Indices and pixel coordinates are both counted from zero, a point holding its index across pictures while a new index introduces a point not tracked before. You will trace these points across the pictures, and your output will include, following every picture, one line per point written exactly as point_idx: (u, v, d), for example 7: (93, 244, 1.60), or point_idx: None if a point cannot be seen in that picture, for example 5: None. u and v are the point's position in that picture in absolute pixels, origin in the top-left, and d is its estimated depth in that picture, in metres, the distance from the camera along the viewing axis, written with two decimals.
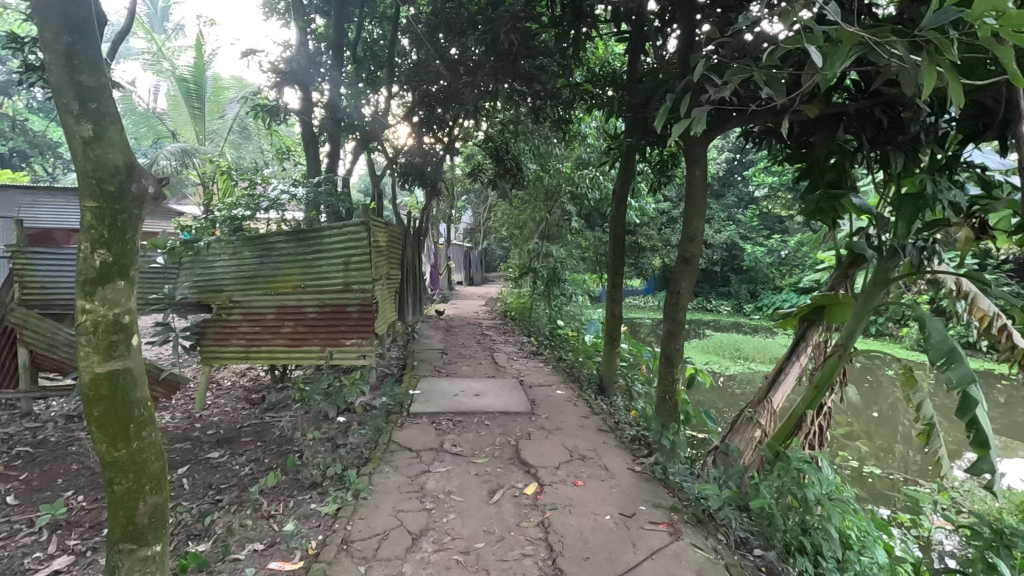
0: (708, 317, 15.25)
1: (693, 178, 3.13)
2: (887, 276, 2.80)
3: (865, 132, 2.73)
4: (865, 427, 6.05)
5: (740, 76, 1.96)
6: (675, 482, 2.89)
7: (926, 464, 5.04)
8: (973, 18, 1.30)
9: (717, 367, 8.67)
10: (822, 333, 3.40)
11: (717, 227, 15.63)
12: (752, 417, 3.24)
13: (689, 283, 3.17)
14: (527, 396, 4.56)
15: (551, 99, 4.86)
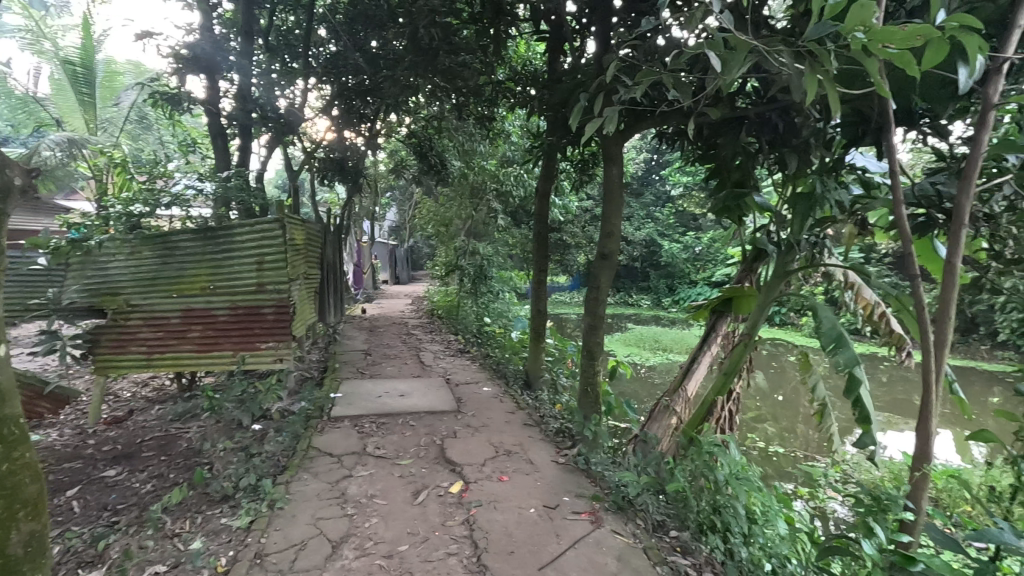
0: (630, 310, 15.87)
1: (610, 177, 3.23)
2: (785, 268, 3.02)
3: (765, 134, 2.97)
4: (770, 409, 6.53)
5: (649, 78, 2.03)
6: (597, 471, 2.99)
7: (822, 441, 5.53)
8: (845, 32, 1.42)
9: (638, 359, 9.04)
10: (730, 323, 3.64)
11: (637, 224, 16.28)
12: (669, 405, 3.40)
13: (608, 278, 3.27)
14: (454, 395, 4.53)
15: (474, 96, 4.84)
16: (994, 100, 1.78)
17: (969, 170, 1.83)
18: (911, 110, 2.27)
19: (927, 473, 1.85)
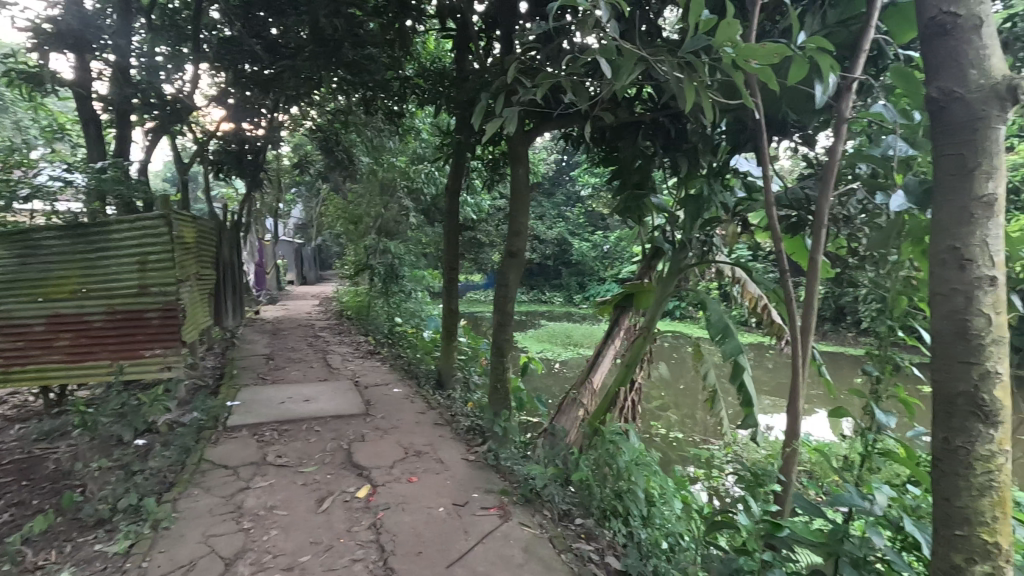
0: (543, 307, 16.24)
1: (517, 177, 3.27)
2: (679, 266, 3.22)
3: (659, 139, 3.14)
4: (671, 398, 6.95)
5: (549, 81, 2.09)
6: (507, 466, 3.04)
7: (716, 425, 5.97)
8: (717, 45, 1.54)
9: (550, 355, 9.28)
10: (632, 317, 3.83)
11: (548, 223, 16.69)
12: (576, 398, 3.56)
13: (516, 276, 3.33)
14: (363, 398, 4.41)
15: (381, 91, 4.73)
16: (847, 114, 2.00)
17: (826, 175, 2.05)
18: (784, 121, 2.51)
19: (797, 448, 2.04)
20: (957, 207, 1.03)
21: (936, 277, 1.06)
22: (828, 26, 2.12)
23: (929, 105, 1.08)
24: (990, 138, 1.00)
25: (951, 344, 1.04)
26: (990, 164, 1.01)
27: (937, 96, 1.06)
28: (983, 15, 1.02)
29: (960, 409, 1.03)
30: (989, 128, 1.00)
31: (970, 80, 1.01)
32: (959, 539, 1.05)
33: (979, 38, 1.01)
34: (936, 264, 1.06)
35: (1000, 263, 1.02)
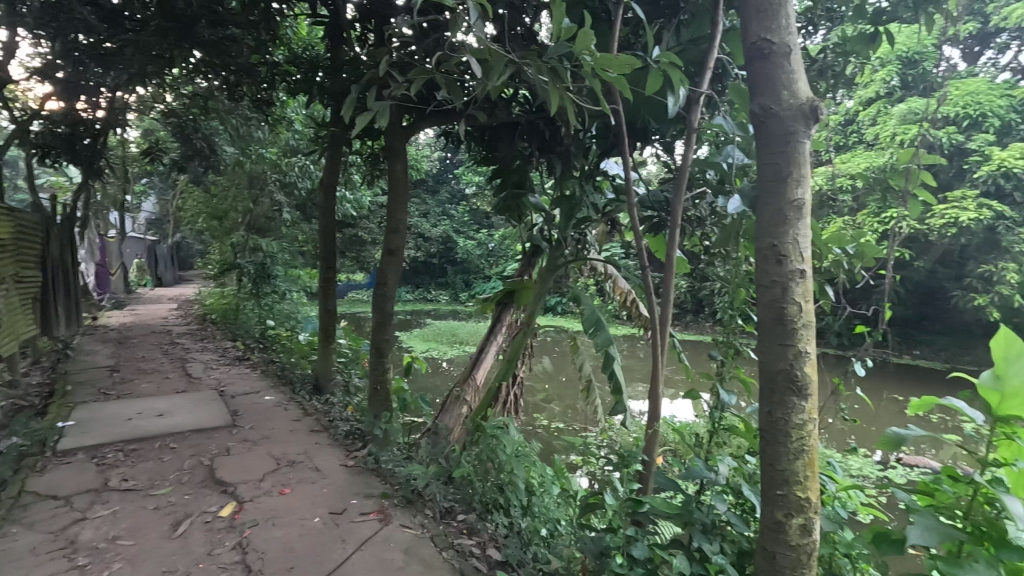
0: (430, 306, 16.09)
1: (394, 173, 3.20)
2: (555, 263, 3.34)
3: (534, 140, 3.25)
4: (553, 390, 7.24)
5: (424, 76, 2.07)
6: (388, 469, 2.96)
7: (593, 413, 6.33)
8: (578, 52, 1.63)
9: (436, 353, 9.23)
10: (513, 313, 3.93)
11: (433, 221, 16.57)
12: (459, 395, 3.63)
13: (395, 274, 3.26)
14: (229, 408, 4.06)
15: (246, 75, 4.36)
16: (695, 124, 2.20)
17: (679, 178, 2.24)
18: (645, 128, 2.72)
19: (657, 428, 2.21)
20: (774, 210, 1.18)
21: (760, 271, 1.21)
22: (682, 43, 2.33)
23: (752, 120, 1.23)
24: (798, 149, 1.16)
25: (772, 329, 1.19)
26: (799, 173, 1.17)
27: (758, 112, 1.20)
28: (792, 43, 1.19)
29: (779, 384, 1.19)
30: (797, 141, 1.16)
31: (783, 99, 1.17)
32: (780, 497, 1.21)
33: (789, 63, 1.17)
34: (759, 259, 1.21)
35: (809, 258, 1.19)
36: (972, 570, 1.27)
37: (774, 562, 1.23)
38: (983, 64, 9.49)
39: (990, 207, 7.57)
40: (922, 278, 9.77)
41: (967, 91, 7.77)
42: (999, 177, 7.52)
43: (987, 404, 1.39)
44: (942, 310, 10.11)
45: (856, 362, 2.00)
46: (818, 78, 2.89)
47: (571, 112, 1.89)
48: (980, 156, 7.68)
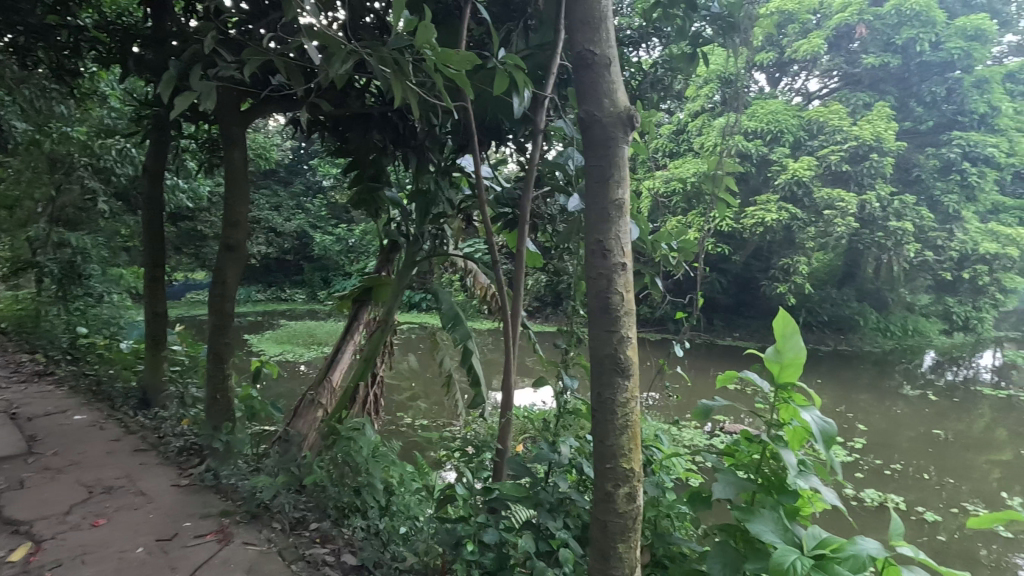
0: (284, 305, 15.00)
1: (231, 160, 2.92)
2: (413, 258, 3.28)
3: (387, 133, 3.17)
4: (418, 388, 7.17)
5: (258, 57, 1.92)
6: (229, 484, 2.71)
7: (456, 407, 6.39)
8: (421, 45, 1.62)
9: (291, 356, 8.63)
10: (371, 311, 3.83)
11: (286, 214, 15.45)
12: (314, 399, 3.44)
13: (235, 272, 2.99)
14: (24, 433, 3.42)
15: (40, 39, 3.67)
16: (541, 125, 2.32)
17: (528, 175, 2.34)
18: (498, 125, 2.78)
19: (510, 417, 2.30)
20: (601, 208, 1.29)
21: (589, 264, 1.31)
22: (531, 47, 2.41)
23: (580, 125, 1.32)
24: (618, 153, 1.28)
25: (600, 317, 1.30)
26: (620, 175, 1.29)
27: (585, 117, 1.30)
28: (610, 55, 1.31)
29: (607, 366, 1.31)
30: (617, 146, 1.28)
31: (605, 107, 1.28)
32: (610, 470, 1.33)
33: (609, 73, 1.29)
34: (590, 253, 1.31)
35: (628, 253, 1.32)
36: (762, 515, 1.50)
37: (606, 530, 1.35)
38: (780, 89, 11.24)
39: (787, 210, 8.99)
40: (739, 270, 11.31)
41: (769, 111, 9.24)
42: (793, 184, 8.95)
43: (772, 374, 1.65)
44: (754, 297, 11.79)
45: (678, 345, 2.25)
46: (652, 91, 3.29)
47: (416, 106, 1.88)
48: (779, 166, 9.08)
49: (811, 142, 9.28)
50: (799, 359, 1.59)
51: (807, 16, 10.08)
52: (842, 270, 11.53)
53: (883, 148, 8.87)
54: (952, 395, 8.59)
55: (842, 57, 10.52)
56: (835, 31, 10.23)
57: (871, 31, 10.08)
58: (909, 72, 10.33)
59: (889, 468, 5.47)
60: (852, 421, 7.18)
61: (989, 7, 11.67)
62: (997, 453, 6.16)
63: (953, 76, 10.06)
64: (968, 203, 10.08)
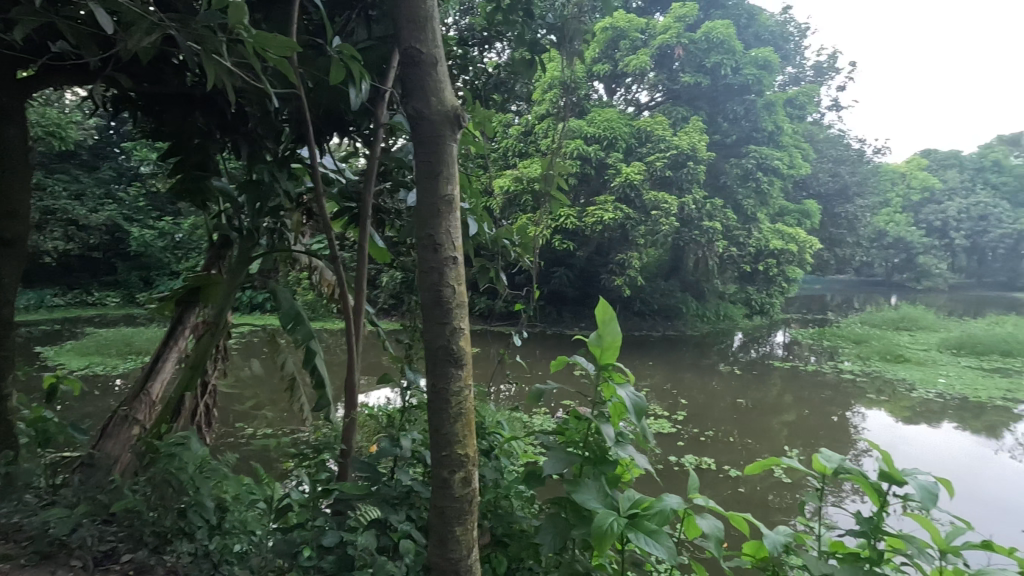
0: (91, 311, 12.85)
1: (5, 139, 2.42)
2: (248, 255, 2.99)
3: (211, 118, 2.82)
4: (259, 395, 6.64)
5: (35, 20, 1.64)
6: (9, 523, 2.25)
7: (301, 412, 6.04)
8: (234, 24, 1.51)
9: (100, 369, 7.44)
10: (199, 314, 3.46)
11: (91, 204, 13.20)
12: (128, 415, 3.01)
13: (15, 271, 2.50)
14: None
15: None
16: (383, 119, 2.29)
17: (369, 168, 2.28)
18: (341, 117, 2.63)
19: (354, 417, 2.24)
20: (431, 203, 1.32)
21: (421, 258, 1.34)
22: (372, 38, 2.33)
23: (408, 121, 1.34)
24: (446, 151, 1.33)
25: (432, 311, 1.34)
26: (447, 172, 1.33)
27: (413, 113, 1.32)
28: (437, 54, 1.35)
29: (440, 357, 1.35)
30: (444, 143, 1.32)
31: (431, 105, 1.31)
32: (446, 457, 1.37)
33: (435, 72, 1.33)
34: (422, 247, 1.34)
35: (459, 247, 1.36)
36: (585, 485, 1.66)
37: (443, 516, 1.39)
38: (616, 100, 12.34)
39: (622, 210, 9.89)
40: (584, 265, 12.18)
41: (606, 119, 10.14)
42: (626, 187, 9.86)
43: (595, 356, 1.83)
44: (597, 290, 12.80)
45: (516, 334, 2.37)
46: (495, 92, 3.47)
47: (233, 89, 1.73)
48: (614, 170, 9.97)
49: (641, 149, 10.34)
50: (616, 342, 1.78)
51: (636, 35, 11.17)
52: (669, 264, 13.03)
53: (697, 157, 10.13)
54: (751, 369, 10.18)
55: (664, 74, 11.82)
56: (658, 51, 11.47)
57: (687, 53, 11.45)
58: (716, 91, 11.91)
59: (704, 435, 6.33)
60: (676, 397, 8.16)
61: (774, 42, 13.93)
62: (783, 415, 7.43)
63: (749, 98, 11.82)
64: (762, 207, 11.97)
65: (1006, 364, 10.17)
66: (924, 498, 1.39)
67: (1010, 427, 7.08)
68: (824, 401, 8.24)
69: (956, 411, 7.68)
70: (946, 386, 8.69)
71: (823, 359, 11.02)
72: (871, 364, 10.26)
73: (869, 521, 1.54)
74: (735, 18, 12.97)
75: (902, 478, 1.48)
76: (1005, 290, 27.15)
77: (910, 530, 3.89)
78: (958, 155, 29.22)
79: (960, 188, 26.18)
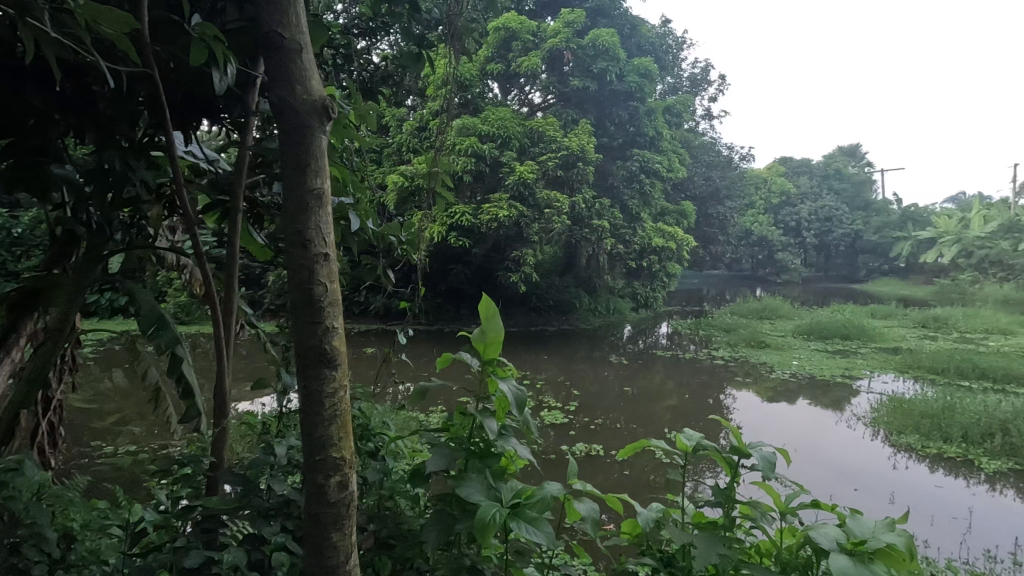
0: None
1: None
2: (99, 253, 2.57)
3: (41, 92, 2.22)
4: (118, 408, 5.94)
5: None
6: None
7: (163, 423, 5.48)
8: None
9: None
10: (39, 320, 2.99)
11: None
12: None
13: None
14: None
15: None
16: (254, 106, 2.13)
17: (240, 157, 2.08)
18: (211, 103, 2.36)
19: (226, 426, 2.07)
20: (298, 197, 1.27)
21: (288, 255, 1.27)
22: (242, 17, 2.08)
23: (272, 110, 1.28)
24: (314, 143, 1.28)
25: (302, 309, 1.27)
26: (317, 165, 1.28)
27: (277, 101, 1.26)
28: (302, 42, 1.30)
29: (312, 358, 1.29)
30: (312, 135, 1.27)
31: (297, 94, 1.26)
32: (320, 462, 1.32)
33: (300, 59, 1.28)
34: (290, 242, 1.27)
35: (331, 243, 1.31)
36: (469, 479, 1.67)
37: (318, 523, 1.33)
38: (510, 99, 12.53)
39: (516, 208, 10.07)
40: (481, 262, 12.27)
41: (499, 117, 10.26)
42: (520, 185, 10.05)
43: (479, 352, 1.84)
44: (495, 287, 12.95)
45: (401, 332, 2.34)
46: (382, 85, 3.37)
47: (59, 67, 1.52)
48: (509, 168, 10.12)
49: (534, 149, 10.60)
50: (499, 338, 1.81)
51: (528, 37, 11.43)
52: (563, 261, 13.53)
53: (586, 158, 10.61)
54: (638, 359, 10.86)
55: (555, 77, 12.19)
56: (549, 54, 11.81)
57: (576, 58, 11.89)
58: (604, 96, 12.48)
59: (593, 423, 6.65)
60: (569, 388, 8.49)
61: (655, 52, 14.87)
62: (665, 400, 8.00)
63: (633, 104, 12.55)
64: (645, 207, 12.77)
65: (846, 346, 11.73)
66: (765, 468, 1.58)
67: (848, 400, 8.18)
68: (701, 386, 8.99)
69: (806, 388, 8.74)
70: (799, 367, 9.85)
71: (699, 347, 12.03)
72: (740, 350, 11.36)
73: (723, 492, 1.70)
74: (620, 28, 13.69)
75: (748, 451, 1.66)
76: (845, 281, 31.34)
77: (757, 496, 4.46)
78: (808, 163, 33.17)
79: (810, 193, 29.76)
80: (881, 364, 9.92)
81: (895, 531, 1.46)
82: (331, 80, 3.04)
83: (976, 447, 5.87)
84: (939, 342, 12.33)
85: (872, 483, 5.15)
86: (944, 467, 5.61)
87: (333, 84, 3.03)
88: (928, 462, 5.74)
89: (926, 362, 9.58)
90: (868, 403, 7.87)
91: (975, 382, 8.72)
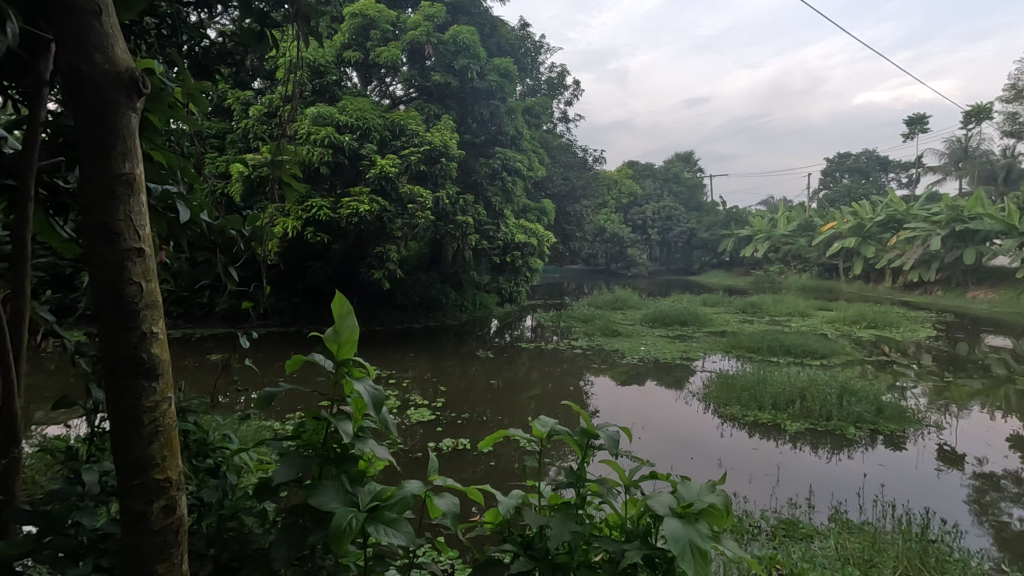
0: None
1: None
2: None
3: None
4: None
5: None
6: None
7: None
8: None
9: None
10: None
11: None
12: None
13: None
14: None
15: None
16: (47, 76, 1.78)
17: (27, 137, 1.70)
18: None
19: (15, 457, 1.73)
20: (99, 184, 1.10)
21: (90, 250, 1.10)
22: None
23: (62, 80, 1.10)
24: (123, 122, 1.12)
25: (111, 313, 1.11)
26: (125, 146, 1.13)
27: (67, 70, 1.08)
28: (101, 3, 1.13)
29: (125, 368, 1.12)
30: (121, 113, 1.11)
31: (97, 65, 1.10)
32: (139, 487, 1.16)
33: (100, 25, 1.12)
34: (90, 236, 1.10)
35: (146, 236, 1.16)
36: (323, 485, 1.58)
37: (139, 556, 1.17)
38: (369, 90, 12.09)
39: (377, 202, 9.71)
40: (342, 258, 11.70)
41: (358, 108, 9.82)
42: (382, 179, 9.71)
43: (332, 352, 1.73)
44: (357, 285, 12.45)
45: (243, 335, 2.13)
46: (218, 63, 2.98)
47: None
48: (369, 162, 9.74)
49: (395, 142, 10.32)
50: (353, 336, 1.72)
51: (386, 27, 11.11)
52: (428, 257, 13.41)
53: (449, 153, 10.57)
54: (503, 352, 11.14)
55: (416, 70, 11.99)
56: (409, 46, 11.60)
57: (437, 53, 11.77)
58: (465, 92, 12.54)
59: (460, 418, 6.70)
60: (436, 385, 8.47)
61: (514, 53, 15.28)
62: (529, 391, 8.32)
63: (494, 103, 12.79)
64: (507, 203, 13.09)
65: (684, 331, 13.15)
66: (611, 446, 1.70)
67: (686, 380, 9.17)
68: (561, 375, 9.48)
69: (653, 371, 9.63)
70: (645, 353, 10.83)
71: (561, 338, 12.68)
72: (596, 339, 12.18)
73: (575, 472, 1.81)
74: (479, 26, 13.86)
75: (597, 432, 1.77)
76: (683, 274, 35.16)
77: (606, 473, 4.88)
78: (651, 167, 36.61)
79: (653, 194, 32.86)
80: (711, 346, 11.27)
81: (716, 492, 1.65)
82: (153, 52, 2.63)
83: (782, 412, 6.92)
84: (755, 325, 14.35)
85: (704, 451, 5.84)
86: (759, 432, 6.54)
87: (154, 57, 2.62)
88: (747, 429, 6.66)
89: (745, 342, 11.09)
90: (701, 382, 8.89)
91: (782, 358, 10.29)
